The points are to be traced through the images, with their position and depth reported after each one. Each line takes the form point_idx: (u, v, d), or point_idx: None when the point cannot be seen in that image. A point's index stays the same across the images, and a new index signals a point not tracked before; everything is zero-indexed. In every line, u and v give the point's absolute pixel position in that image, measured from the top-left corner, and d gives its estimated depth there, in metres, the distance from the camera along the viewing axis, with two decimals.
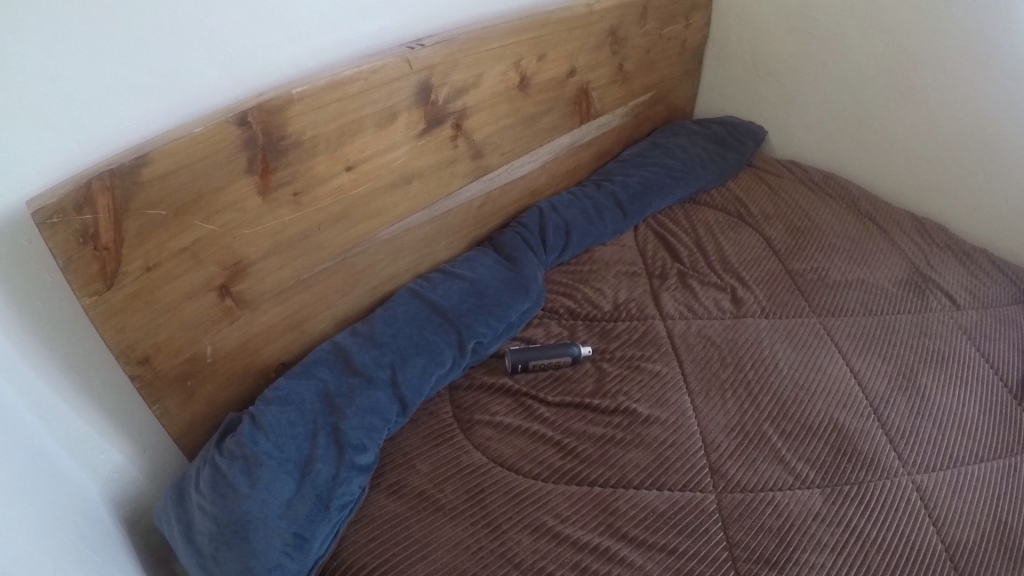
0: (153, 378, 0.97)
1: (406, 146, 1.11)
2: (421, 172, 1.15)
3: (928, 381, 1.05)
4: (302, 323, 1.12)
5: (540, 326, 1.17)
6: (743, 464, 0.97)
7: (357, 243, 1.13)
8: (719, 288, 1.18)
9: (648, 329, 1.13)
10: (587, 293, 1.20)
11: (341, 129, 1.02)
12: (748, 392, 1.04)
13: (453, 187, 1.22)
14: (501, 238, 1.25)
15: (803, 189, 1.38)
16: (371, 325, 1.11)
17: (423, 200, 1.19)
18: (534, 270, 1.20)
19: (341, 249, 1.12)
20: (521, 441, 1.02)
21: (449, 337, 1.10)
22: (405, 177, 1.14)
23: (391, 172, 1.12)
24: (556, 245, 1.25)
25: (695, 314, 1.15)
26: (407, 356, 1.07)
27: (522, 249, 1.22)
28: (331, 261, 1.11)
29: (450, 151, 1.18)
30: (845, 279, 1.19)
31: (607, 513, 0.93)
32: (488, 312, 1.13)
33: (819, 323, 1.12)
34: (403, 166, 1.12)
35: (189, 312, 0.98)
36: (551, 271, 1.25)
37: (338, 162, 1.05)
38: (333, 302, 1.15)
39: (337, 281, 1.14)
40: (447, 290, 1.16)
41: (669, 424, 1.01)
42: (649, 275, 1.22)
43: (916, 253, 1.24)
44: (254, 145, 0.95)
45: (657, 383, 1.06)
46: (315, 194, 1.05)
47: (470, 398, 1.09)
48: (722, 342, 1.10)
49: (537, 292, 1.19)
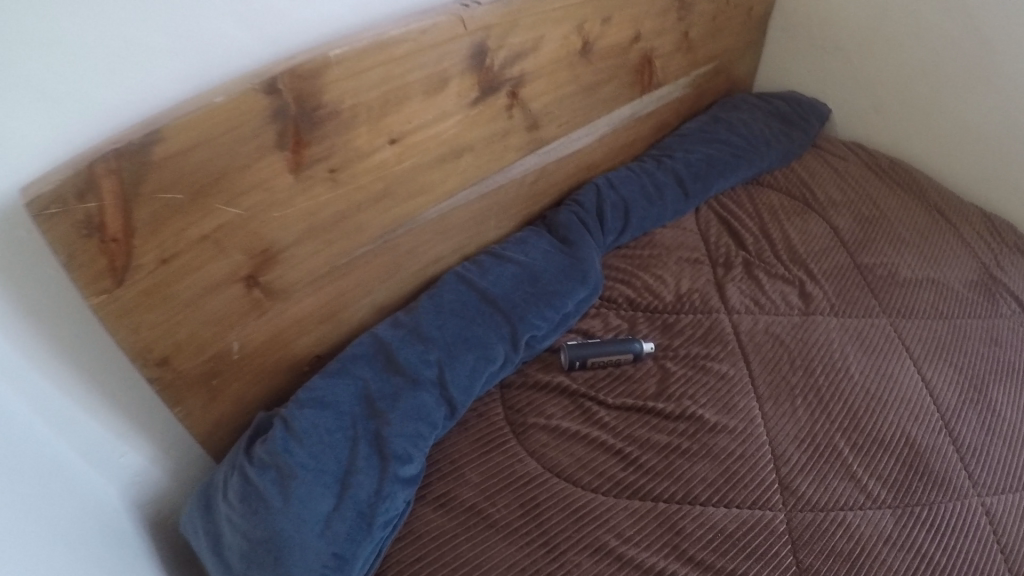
0: (175, 378, 0.87)
1: (455, 115, 0.99)
2: (470, 145, 1.03)
3: (1000, 394, 1.00)
4: (337, 313, 1.01)
5: (598, 317, 1.10)
6: (813, 481, 0.91)
7: (399, 224, 1.02)
8: (786, 281, 1.13)
9: (713, 325, 1.07)
10: (647, 281, 1.14)
11: (383, 97, 0.90)
12: (818, 399, 0.98)
13: (504, 161, 1.09)
14: (557, 219, 1.17)
15: (867, 175, 1.33)
16: (416, 318, 1.02)
17: (468, 174, 1.06)
18: (591, 255, 1.13)
19: (380, 230, 1.00)
20: (580, 450, 0.94)
21: (501, 330, 1.02)
22: (452, 150, 1.01)
23: (436, 144, 0.99)
24: (613, 228, 1.17)
25: (762, 309, 1.09)
26: (456, 353, 0.98)
27: (577, 231, 1.14)
28: (370, 245, 1.00)
29: (505, 122, 1.05)
30: (915, 277, 1.14)
31: (671, 533, 0.87)
32: (542, 304, 1.05)
33: (888, 323, 1.07)
34: (448, 138, 1.00)
35: (213, 305, 0.87)
36: (610, 253, 1.18)
37: (381, 135, 0.92)
38: (372, 289, 1.04)
39: (376, 266, 1.03)
40: (497, 278, 1.08)
41: (732, 434, 0.95)
42: (713, 262, 1.16)
43: (985, 254, 1.19)
44: (284, 116, 0.82)
45: (724, 385, 1.00)
46: (354, 170, 0.92)
47: (522, 398, 1.01)
48: (790, 342, 1.05)
49: (594, 280, 1.11)
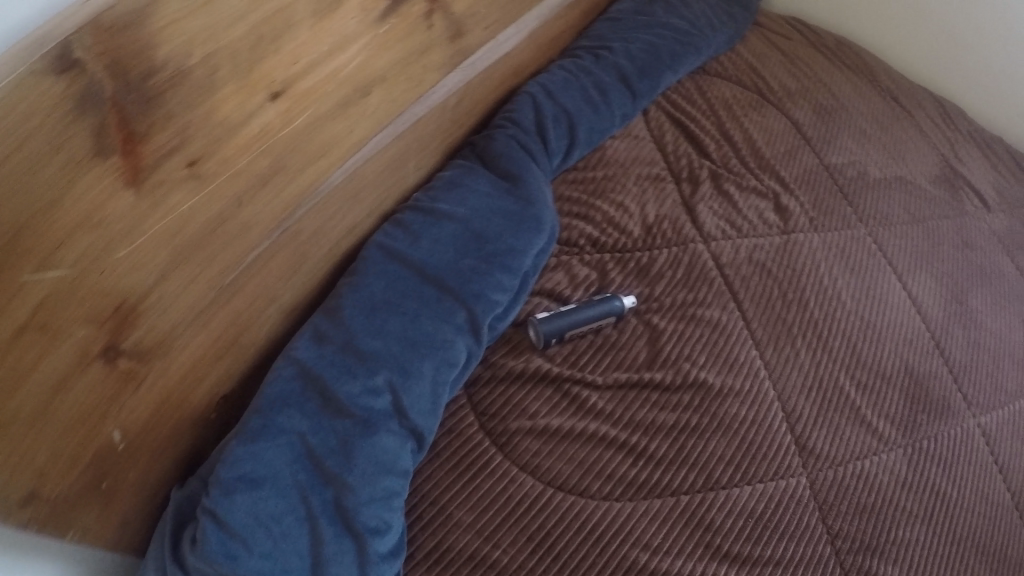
0: (51, 513, 0.58)
1: (360, 39, 0.69)
2: (383, 75, 0.74)
3: (979, 300, 0.94)
4: (232, 345, 0.71)
5: (560, 269, 0.87)
6: (827, 435, 0.81)
7: (298, 204, 0.71)
8: (757, 194, 0.96)
9: (693, 261, 0.89)
10: (607, 211, 0.92)
11: (253, 33, 0.59)
12: (817, 337, 0.87)
13: (423, 87, 0.81)
14: (490, 145, 0.90)
15: (817, 57, 1.17)
16: (344, 327, 0.75)
17: (377, 110, 0.76)
18: (542, 189, 0.88)
19: (274, 221, 0.69)
20: (580, 451, 0.76)
21: (457, 319, 0.78)
22: (359, 88, 0.72)
23: (340, 85, 0.69)
24: (558, 147, 0.93)
25: (739, 232, 0.92)
26: (409, 367, 0.74)
27: (521, 161, 0.89)
28: (264, 243, 0.69)
29: (424, 36, 0.77)
30: (885, 177, 1.01)
31: (703, 529, 0.74)
32: (499, 271, 0.81)
33: (867, 231, 0.95)
34: (355, 75, 0.71)
35: (66, 409, 0.56)
36: (558, 176, 0.95)
37: (258, 92, 0.61)
38: (275, 296, 0.74)
39: (275, 266, 0.72)
40: (436, 245, 0.81)
41: (738, 399, 0.81)
42: (677, 179, 0.96)
43: (943, 143, 1.08)
44: (97, 101, 0.50)
45: (720, 338, 0.85)
46: (223, 154, 0.61)
47: (496, 397, 0.80)
48: (778, 269, 0.90)
49: (551, 223, 0.87)
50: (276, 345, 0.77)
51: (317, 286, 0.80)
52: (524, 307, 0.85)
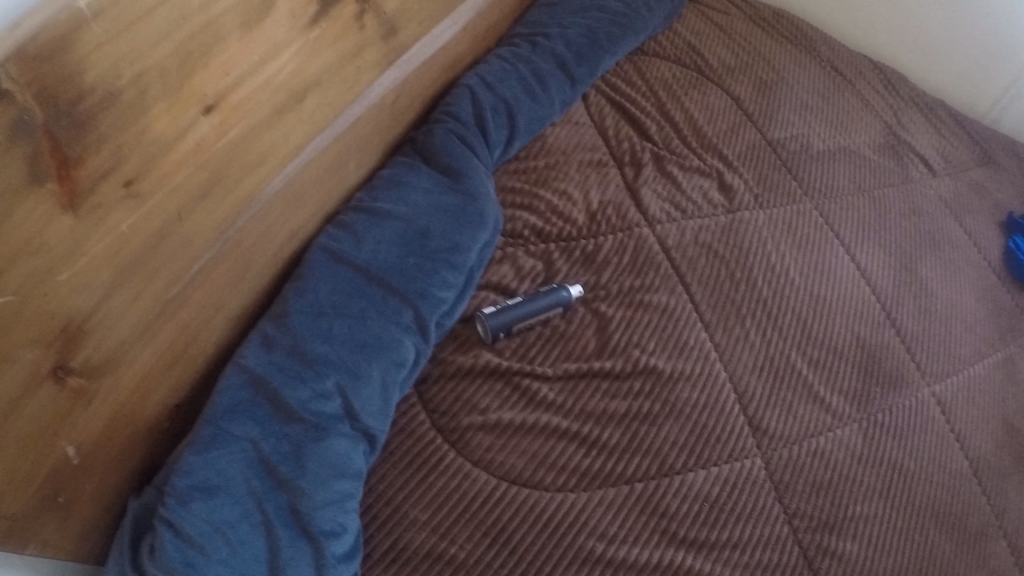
0: (10, 528, 0.60)
1: (292, 45, 0.70)
2: (317, 80, 0.76)
3: (930, 267, 0.95)
4: (181, 357, 0.73)
5: (506, 262, 0.89)
6: (781, 415, 0.82)
7: (238, 213, 0.73)
8: (701, 173, 0.97)
9: (638, 245, 0.90)
10: (551, 200, 0.93)
11: (182, 49, 0.60)
12: (766, 315, 0.87)
13: (357, 88, 0.82)
14: (431, 141, 0.90)
15: (755, 30, 1.17)
16: (291, 331, 0.75)
17: (313, 114, 0.77)
18: (485, 184, 0.89)
19: (215, 230, 0.71)
20: (532, 444, 0.78)
21: (404, 320, 0.79)
22: (294, 94, 0.74)
23: (273, 95, 0.71)
24: (498, 140, 0.94)
25: (684, 214, 0.93)
26: (357, 370, 0.75)
27: (463, 157, 0.89)
28: (207, 254, 0.71)
29: (357, 37, 0.79)
30: (829, 148, 1.01)
31: (657, 516, 0.76)
32: (444, 270, 0.83)
33: (811, 206, 0.96)
34: (287, 82, 0.72)
35: (19, 426, 0.58)
36: (500, 168, 0.96)
37: (191, 108, 0.63)
38: (223, 304, 0.75)
39: (220, 276, 0.73)
40: (380, 246, 0.82)
41: (688, 382, 0.82)
42: (620, 163, 0.97)
43: (885, 111, 1.09)
44: (27, 131, 0.51)
45: (668, 322, 0.85)
46: (160, 171, 0.62)
47: (447, 394, 0.81)
48: (724, 249, 0.91)
49: (494, 219, 0.88)
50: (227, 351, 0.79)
51: (266, 291, 0.81)
52: (471, 303, 0.86)
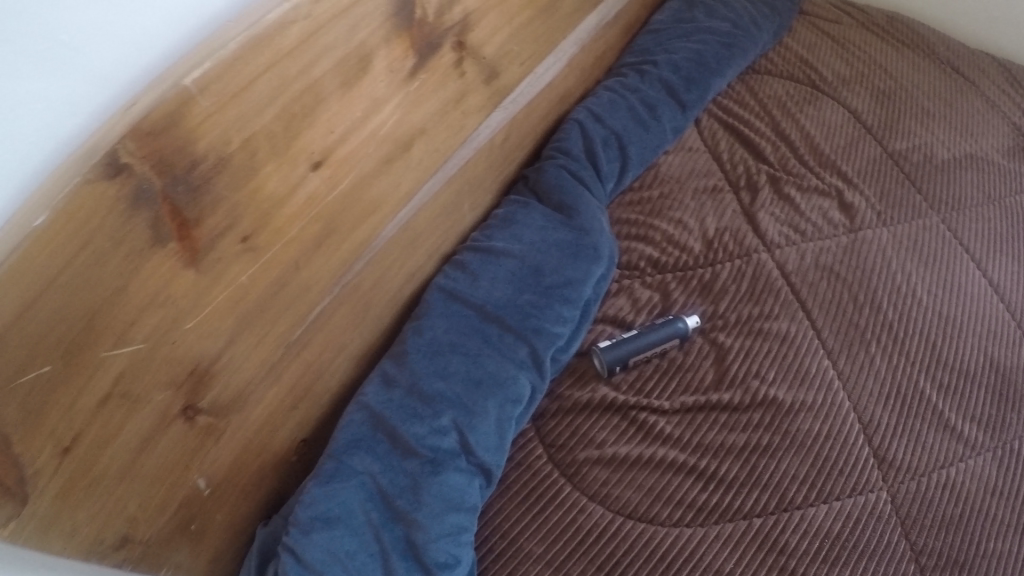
0: (145, 551, 0.63)
1: (393, 100, 0.72)
2: (422, 127, 0.77)
3: None
4: (306, 394, 0.75)
5: (622, 294, 0.91)
6: (908, 446, 0.78)
7: (354, 259, 0.74)
8: (820, 193, 0.95)
9: (756, 271, 0.89)
10: (666, 230, 0.95)
11: (285, 112, 0.61)
12: (892, 339, 0.83)
13: (458, 137, 0.84)
14: (543, 177, 0.95)
15: (870, 39, 1.13)
16: (409, 371, 0.77)
17: (421, 155, 0.79)
18: (598, 218, 0.93)
19: (325, 286, 0.72)
20: (648, 479, 0.77)
21: (520, 355, 0.80)
22: (401, 145, 0.75)
23: (386, 146, 0.73)
24: (610, 172, 0.98)
25: (803, 237, 0.91)
26: (473, 407, 0.76)
27: (576, 194, 0.94)
28: (326, 298, 0.73)
29: (458, 85, 0.81)
30: (954, 156, 0.95)
31: (775, 553, 0.72)
32: (558, 304, 0.84)
33: (937, 217, 0.91)
34: (392, 133, 0.73)
35: (153, 462, 0.60)
36: (615, 200, 1.00)
37: (298, 164, 0.64)
38: (347, 344, 0.78)
39: (340, 323, 0.76)
40: (494, 283, 0.85)
41: (814, 415, 0.79)
42: (735, 188, 0.97)
43: (1013, 110, 1.02)
44: (149, 198, 0.52)
45: (788, 350, 0.83)
46: (272, 227, 0.63)
47: (564, 428, 0.81)
48: (846, 272, 0.88)
49: (609, 251, 0.92)
50: (348, 389, 0.81)
51: (385, 335, 0.84)
52: (587, 337, 0.87)
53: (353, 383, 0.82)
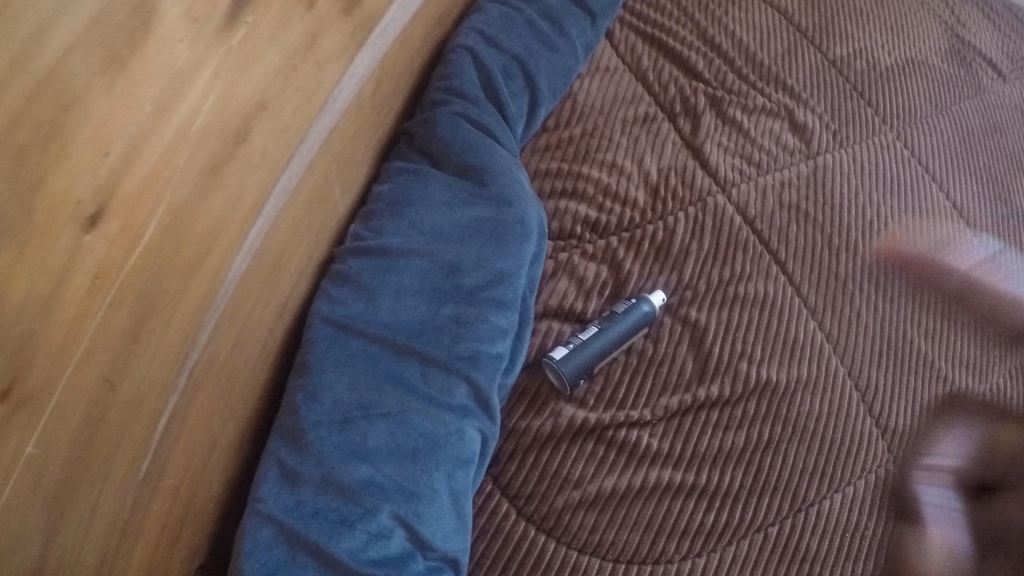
0: None
1: (210, 63, 0.44)
2: (263, 100, 0.50)
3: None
4: (184, 522, 0.53)
5: (562, 274, 0.73)
6: (908, 409, 0.69)
7: (199, 326, 0.50)
8: (768, 113, 0.86)
9: (715, 216, 0.77)
10: (598, 178, 0.78)
11: (10, 143, 0.31)
12: (873, 285, 0.75)
13: (316, 105, 0.57)
14: (435, 133, 0.70)
15: None
16: (315, 458, 0.54)
17: (264, 141, 0.52)
18: (518, 179, 0.70)
19: (165, 381, 0.47)
20: (643, 513, 0.63)
21: (458, 398, 0.59)
22: (232, 137, 0.48)
23: (211, 147, 0.46)
24: (518, 113, 0.77)
25: (758, 168, 0.81)
26: (416, 487, 0.55)
27: (484, 150, 0.70)
28: (172, 398, 0.48)
29: (308, 21, 0.53)
30: (896, 62, 0.92)
31: (801, 563, 0.61)
32: (493, 312, 0.62)
33: (891, 133, 0.86)
34: (211, 124, 0.45)
35: None
36: (527, 144, 0.80)
37: (64, 230, 0.35)
38: (212, 437, 0.55)
39: (197, 419, 0.51)
40: (400, 301, 0.61)
41: (807, 390, 0.68)
42: (671, 115, 0.84)
43: (943, 10, 1.02)
44: None
45: (769, 317, 0.72)
46: (51, 347, 0.36)
47: (529, 470, 0.64)
48: (814, 210, 0.79)
49: (537, 221, 0.70)
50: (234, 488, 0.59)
51: (258, 400, 0.60)
52: (533, 342, 0.69)
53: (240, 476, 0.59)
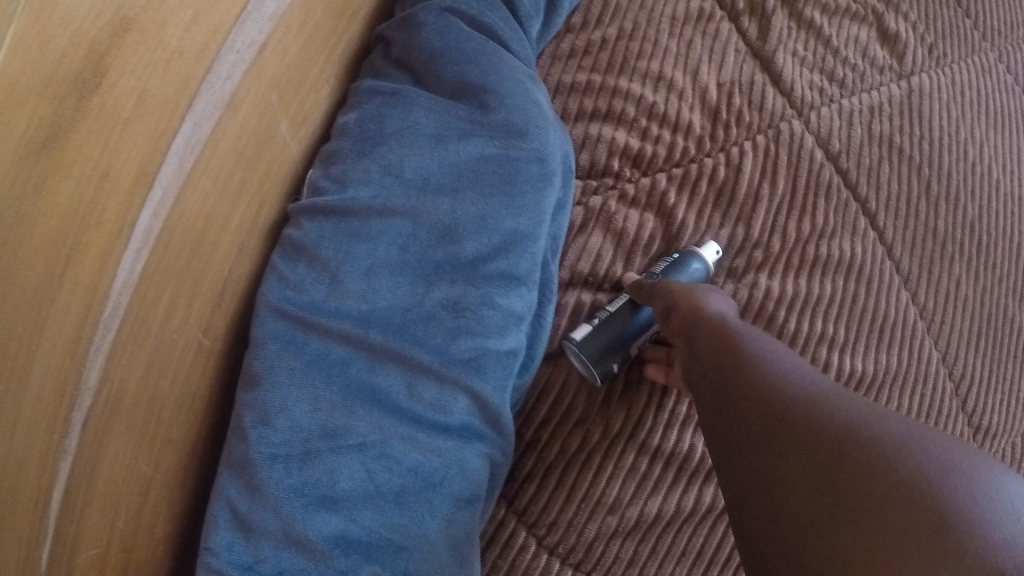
0: None
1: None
2: (124, 18, 0.32)
3: None
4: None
5: (596, 225, 0.55)
6: (1002, 405, 0.61)
7: (83, 361, 0.33)
8: (853, 17, 0.67)
9: (791, 145, 0.60)
10: (641, 96, 0.59)
11: None
12: (976, 247, 0.63)
13: (231, 14, 0.38)
14: (418, 41, 0.51)
15: None
16: (272, 503, 0.39)
17: (139, 80, 0.33)
18: (534, 98, 0.51)
19: (44, 447, 0.32)
20: (693, 543, 0.50)
21: (456, 414, 0.44)
22: (70, 86, 0.29)
23: (35, 106, 0.28)
24: (533, 9, 0.57)
25: (842, 88, 0.64)
26: (405, 539, 0.41)
27: (487, 62, 0.51)
28: (60, 465, 0.33)
29: None
30: None
31: None
32: (502, 292, 0.46)
33: (994, 52, 0.70)
34: (25, 70, 0.27)
35: None
36: (546, 50, 0.60)
37: None
38: (144, 477, 0.40)
39: (108, 473, 0.37)
40: (375, 282, 0.45)
41: (899, 384, 0.57)
42: (730, 11, 0.65)
43: None
44: None
45: (856, 287, 0.58)
46: None
47: (554, 492, 0.49)
48: (911, 145, 0.63)
49: (562, 155, 0.52)
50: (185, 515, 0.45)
51: (202, 416, 0.45)
52: (557, 323, 0.53)
53: (192, 501, 0.46)
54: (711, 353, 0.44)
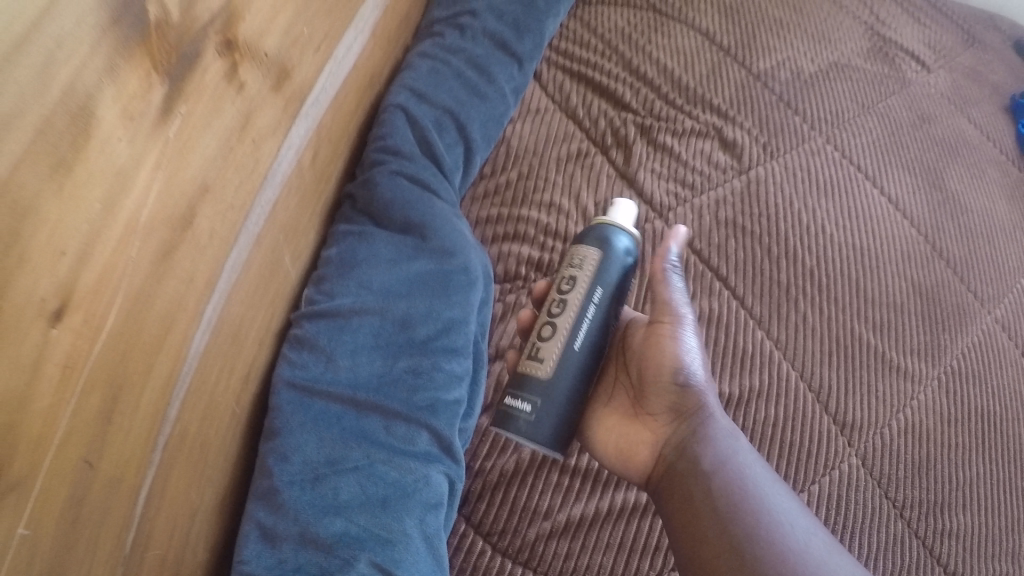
0: None
1: (150, 156, 0.44)
2: (207, 184, 0.52)
3: (954, 179, 0.89)
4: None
5: (509, 316, 0.76)
6: (863, 403, 0.73)
7: (167, 401, 0.52)
8: (698, 134, 0.89)
9: (653, 240, 0.82)
10: (537, 219, 0.81)
11: None
12: (817, 288, 0.79)
13: (258, 182, 0.60)
14: (375, 193, 0.73)
15: None
16: (291, 515, 0.57)
17: (212, 223, 0.54)
18: (459, 230, 0.73)
19: (141, 459, 0.49)
20: (613, 535, 0.65)
21: (421, 445, 0.62)
22: (179, 224, 0.49)
23: (163, 233, 0.47)
24: (453, 164, 0.80)
25: (692, 190, 0.85)
26: (390, 534, 0.57)
27: (424, 205, 0.73)
28: (149, 472, 0.50)
29: (241, 103, 0.55)
30: (820, 69, 0.96)
31: None
32: (446, 360, 0.66)
33: (822, 138, 0.89)
34: (159, 215, 0.47)
35: None
36: (467, 193, 0.84)
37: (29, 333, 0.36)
38: (190, 505, 0.57)
39: (173, 489, 0.54)
40: (358, 359, 0.65)
41: (761, 398, 0.72)
42: (603, 148, 0.89)
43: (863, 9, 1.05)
44: None
45: (720, 333, 0.75)
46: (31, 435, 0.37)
47: (499, 508, 0.66)
48: (750, 223, 0.83)
49: (481, 268, 0.73)
50: (222, 542, 0.62)
51: (230, 467, 0.62)
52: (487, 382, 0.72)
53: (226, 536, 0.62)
54: (715, 480, 0.57)
